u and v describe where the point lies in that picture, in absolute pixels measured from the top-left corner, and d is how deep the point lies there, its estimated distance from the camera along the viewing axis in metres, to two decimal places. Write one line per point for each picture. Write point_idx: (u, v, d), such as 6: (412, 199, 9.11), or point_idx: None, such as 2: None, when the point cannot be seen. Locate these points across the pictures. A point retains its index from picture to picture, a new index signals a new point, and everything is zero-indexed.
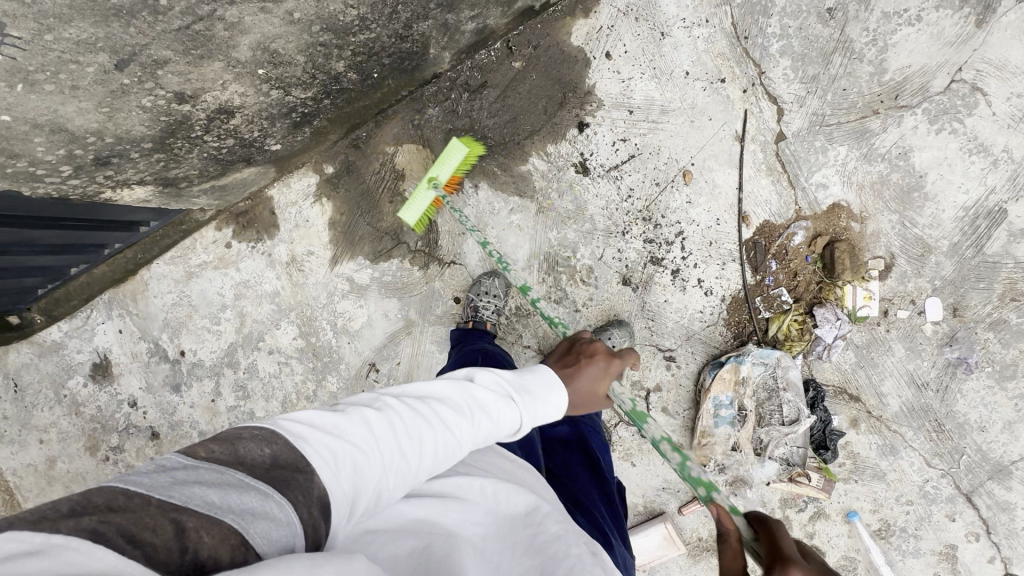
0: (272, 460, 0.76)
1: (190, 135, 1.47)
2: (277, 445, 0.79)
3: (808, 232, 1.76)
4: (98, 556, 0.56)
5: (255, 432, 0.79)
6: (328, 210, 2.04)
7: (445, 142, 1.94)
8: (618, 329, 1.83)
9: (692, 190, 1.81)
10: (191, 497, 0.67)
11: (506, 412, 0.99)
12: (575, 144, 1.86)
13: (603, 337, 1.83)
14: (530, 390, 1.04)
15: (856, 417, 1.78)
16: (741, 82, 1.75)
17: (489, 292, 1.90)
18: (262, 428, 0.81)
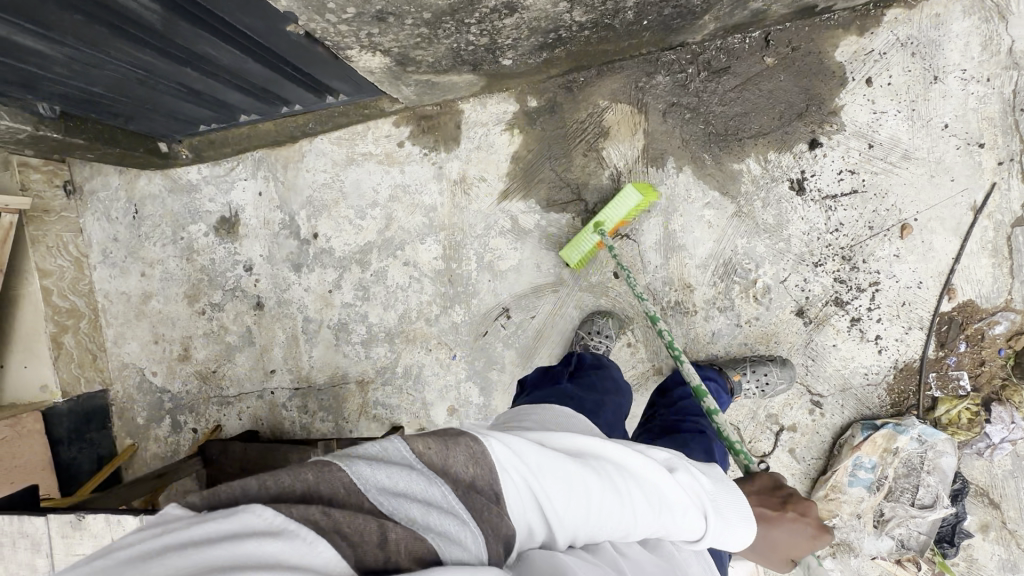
0: (467, 472, 0.75)
1: (463, 20, 1.39)
2: (484, 468, 0.77)
3: (1012, 325, 1.67)
4: (271, 520, 0.58)
5: (471, 444, 0.78)
6: (516, 143, 1.96)
7: (663, 114, 1.85)
8: (777, 370, 1.75)
9: (905, 245, 1.72)
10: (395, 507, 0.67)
11: (678, 503, 0.91)
12: (799, 160, 1.77)
13: (759, 373, 1.74)
14: (721, 508, 0.96)
15: (987, 523, 1.71)
16: (999, 153, 1.66)
17: (601, 331, 1.85)
18: (477, 440, 0.79)
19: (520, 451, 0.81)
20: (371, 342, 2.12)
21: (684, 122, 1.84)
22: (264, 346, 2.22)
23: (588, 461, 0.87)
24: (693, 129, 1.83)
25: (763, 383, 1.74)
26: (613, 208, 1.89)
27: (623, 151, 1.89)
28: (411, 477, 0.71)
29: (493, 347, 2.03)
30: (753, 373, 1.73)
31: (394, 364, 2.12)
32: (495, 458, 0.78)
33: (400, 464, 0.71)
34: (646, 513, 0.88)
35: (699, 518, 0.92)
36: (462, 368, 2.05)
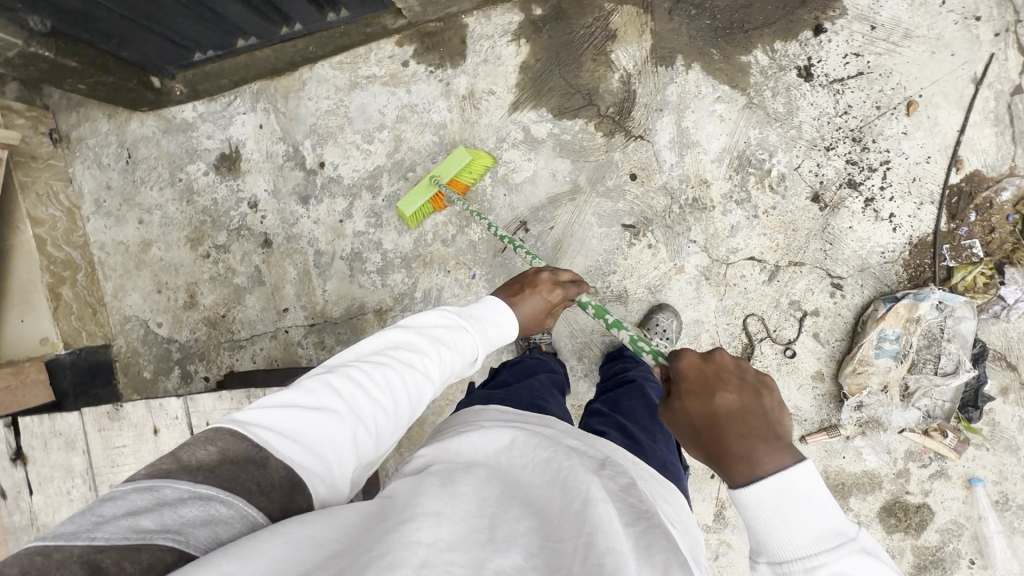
0: (208, 455, 0.73)
1: None
2: (238, 438, 0.75)
3: (1018, 190, 1.73)
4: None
5: (211, 432, 0.76)
6: (523, 53, 1.95)
7: (670, 12, 1.87)
8: (662, 314, 1.87)
9: (912, 122, 1.77)
10: (119, 530, 0.62)
11: (455, 348, 1.08)
12: (804, 47, 1.81)
13: (653, 327, 1.86)
14: (461, 326, 1.13)
15: (1007, 386, 1.77)
16: (995, 26, 1.72)
17: None
18: (217, 428, 0.78)
19: (268, 408, 0.82)
20: (387, 270, 2.09)
21: (691, 18, 1.86)
22: (275, 285, 2.16)
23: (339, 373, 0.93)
24: (700, 25, 1.85)
25: (664, 331, 1.85)
26: (444, 163, 1.93)
27: (631, 53, 1.89)
28: (139, 497, 0.66)
29: (513, 262, 2.01)
30: (651, 330, 1.86)
31: (411, 291, 2.09)
32: (251, 425, 0.78)
33: (116, 494, 0.66)
34: (417, 367, 0.99)
35: (447, 344, 1.07)
36: (481, 286, 2.03)
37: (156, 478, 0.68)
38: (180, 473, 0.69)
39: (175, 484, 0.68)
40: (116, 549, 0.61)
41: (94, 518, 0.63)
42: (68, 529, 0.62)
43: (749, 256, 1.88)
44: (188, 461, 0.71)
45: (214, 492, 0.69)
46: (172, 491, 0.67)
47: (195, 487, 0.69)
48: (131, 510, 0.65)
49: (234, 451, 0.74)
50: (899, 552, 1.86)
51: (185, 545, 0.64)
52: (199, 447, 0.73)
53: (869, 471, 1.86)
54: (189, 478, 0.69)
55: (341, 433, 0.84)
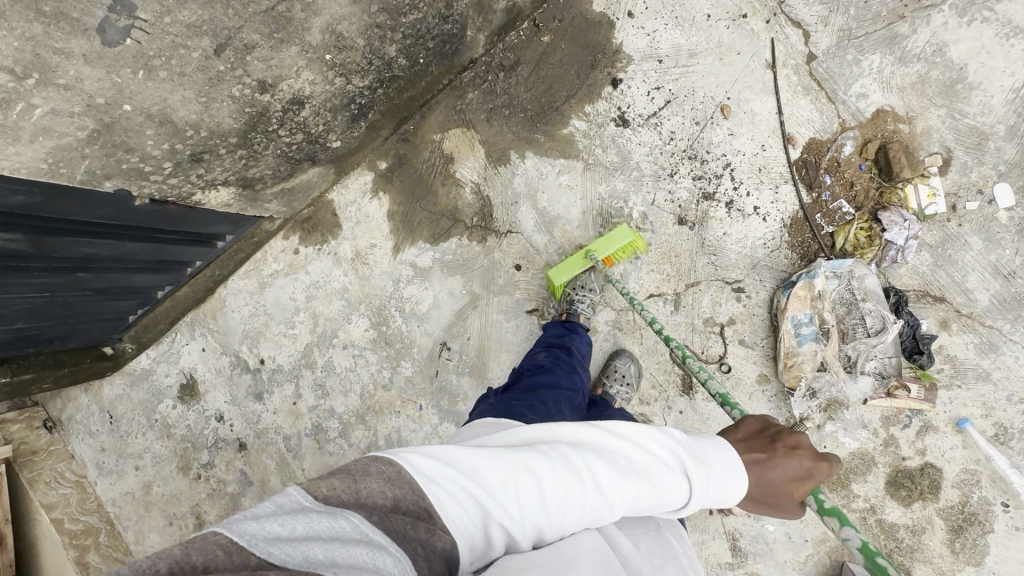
0: (386, 497, 0.77)
1: (267, 129, 1.62)
2: (404, 488, 0.80)
3: (857, 141, 1.77)
4: None
5: (384, 468, 0.81)
6: (386, 203, 2.17)
7: (489, 121, 2.06)
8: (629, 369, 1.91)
9: (733, 122, 1.87)
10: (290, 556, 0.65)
11: (671, 482, 0.93)
12: (610, 101, 1.96)
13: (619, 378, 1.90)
14: (704, 458, 0.96)
15: (945, 319, 1.73)
16: (763, 14, 1.84)
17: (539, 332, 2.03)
18: (390, 463, 0.83)
19: (439, 464, 0.85)
20: (348, 430, 2.23)
21: (507, 118, 2.04)
22: (262, 480, 2.33)
23: (514, 464, 0.88)
24: (516, 121, 2.04)
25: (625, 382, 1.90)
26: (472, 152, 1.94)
27: (472, 165, 2.08)
28: (312, 518, 0.70)
29: (449, 381, 2.13)
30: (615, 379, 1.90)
31: (376, 441, 2.21)
32: (414, 474, 0.82)
33: (296, 512, 0.70)
34: (611, 477, 0.90)
35: (673, 471, 0.94)
36: (431, 413, 2.14)
37: (335, 508, 0.73)
38: (359, 508, 0.74)
39: (353, 518, 0.73)
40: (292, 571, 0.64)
41: (278, 527, 0.68)
42: (238, 535, 0.65)
43: (649, 295, 1.93)
44: (366, 498, 0.76)
45: (385, 542, 0.73)
46: (348, 524, 0.71)
47: (367, 528, 0.72)
48: (308, 531, 0.68)
49: (406, 503, 0.79)
50: (927, 522, 1.75)
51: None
52: (377, 483, 0.78)
53: (858, 451, 1.79)
54: (364, 515, 0.74)
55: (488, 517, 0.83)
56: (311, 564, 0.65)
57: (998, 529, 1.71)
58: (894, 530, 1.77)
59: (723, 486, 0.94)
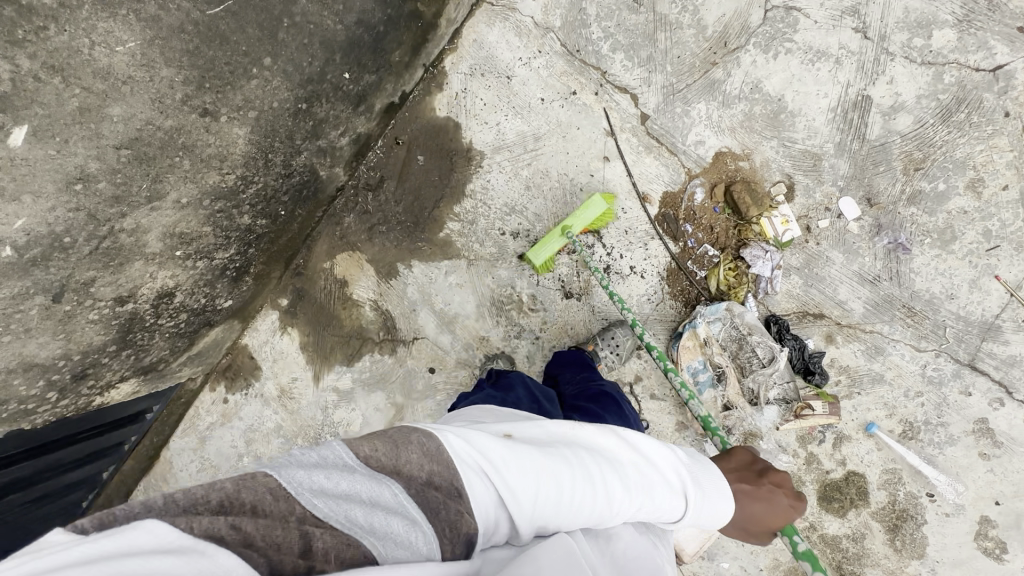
0: (422, 471, 0.75)
1: (145, 325, 1.67)
2: (439, 463, 0.78)
3: (705, 186, 1.85)
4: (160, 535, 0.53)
5: (424, 440, 0.79)
6: (296, 336, 2.19)
7: (370, 240, 2.12)
8: (620, 329, 1.91)
9: (590, 193, 1.94)
10: (332, 512, 0.66)
11: (669, 499, 0.92)
12: (475, 197, 2.02)
13: (607, 338, 1.90)
14: (701, 485, 0.98)
15: (829, 333, 1.79)
16: (591, 87, 1.92)
17: None
18: (429, 436, 0.80)
19: (469, 441, 0.82)
20: None
21: (386, 234, 2.10)
22: None
23: (528, 453, 0.83)
24: (395, 234, 2.10)
25: (616, 345, 1.90)
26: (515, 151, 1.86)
27: (366, 285, 2.14)
28: (356, 478, 0.70)
29: None
30: (603, 340, 1.90)
31: None
32: (449, 449, 0.80)
33: (342, 468, 0.71)
34: (620, 492, 0.86)
35: (678, 500, 0.93)
36: None
37: (377, 473, 0.73)
38: (394, 476, 0.73)
39: (389, 488, 0.72)
40: (330, 532, 0.64)
41: (324, 480, 0.69)
42: (290, 482, 0.66)
43: None
44: (405, 468, 0.75)
45: (417, 516, 0.71)
46: (389, 493, 0.71)
47: (403, 500, 0.72)
48: (351, 491, 0.69)
49: (439, 476, 0.76)
50: (866, 527, 1.80)
51: (379, 556, 0.65)
52: (415, 455, 0.77)
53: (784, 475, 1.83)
54: (403, 486, 0.73)
55: (465, 478, 0.77)
56: (351, 531, 0.65)
57: (931, 519, 1.76)
58: (838, 543, 1.81)
59: (710, 507, 0.97)
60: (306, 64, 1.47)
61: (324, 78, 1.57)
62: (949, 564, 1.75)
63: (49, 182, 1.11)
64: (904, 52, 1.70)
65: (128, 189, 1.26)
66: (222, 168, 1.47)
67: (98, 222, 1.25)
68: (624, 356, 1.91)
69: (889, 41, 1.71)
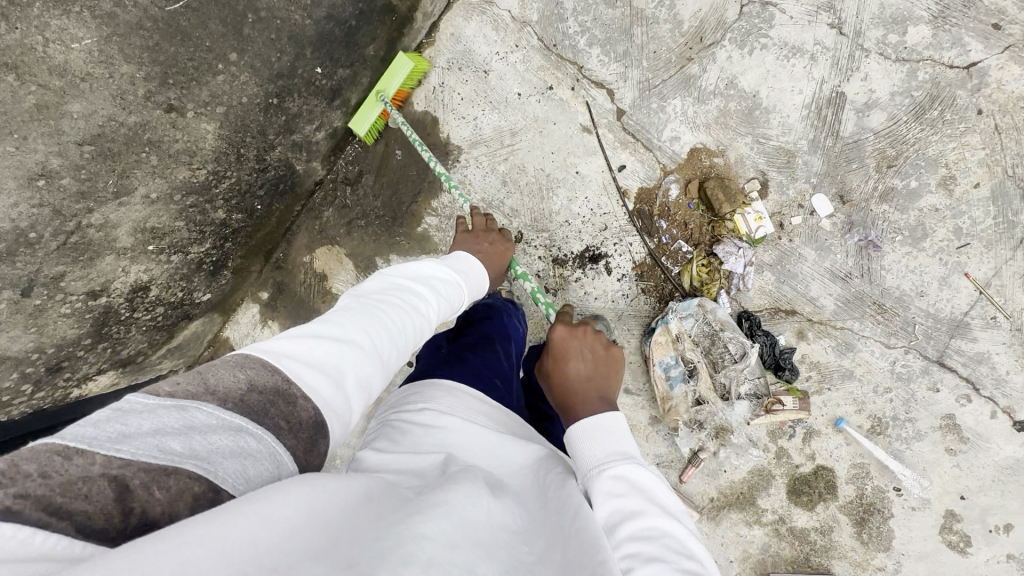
0: (239, 381, 0.66)
1: (121, 318, 1.69)
2: (255, 371, 0.68)
3: (680, 182, 1.85)
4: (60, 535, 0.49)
5: (240, 360, 0.70)
6: (277, 329, 2.20)
7: (349, 234, 2.12)
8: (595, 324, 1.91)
9: (567, 188, 1.94)
10: (142, 448, 0.56)
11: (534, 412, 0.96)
12: (453, 192, 2.03)
13: None
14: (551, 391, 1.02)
15: (801, 329, 1.80)
16: (567, 82, 1.91)
17: None
18: (245, 355, 0.71)
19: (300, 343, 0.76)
20: None
21: (364, 228, 2.11)
22: None
23: (366, 329, 0.84)
24: (373, 228, 2.10)
25: None
26: (389, 76, 1.84)
27: (345, 279, 2.14)
28: (161, 414, 0.60)
29: None
30: None
31: None
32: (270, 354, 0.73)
33: (140, 409, 0.59)
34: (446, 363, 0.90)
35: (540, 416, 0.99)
36: None
37: (182, 401, 0.62)
38: (208, 398, 0.63)
39: (202, 409, 0.62)
40: (145, 466, 0.55)
41: (122, 425, 0.57)
42: (74, 437, 0.55)
43: None
44: (220, 386, 0.65)
45: (245, 424, 0.64)
46: (202, 414, 0.62)
47: (224, 416, 0.63)
48: (159, 427, 0.59)
49: (265, 382, 0.67)
50: (833, 520, 1.82)
51: (216, 474, 0.58)
52: (227, 373, 0.67)
53: (754, 468, 1.86)
54: (220, 405, 0.63)
55: (353, 378, 0.76)
56: (170, 459, 0.57)
57: (898, 513, 1.78)
58: (806, 534, 1.84)
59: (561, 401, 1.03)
60: (274, 59, 1.47)
61: (294, 73, 1.56)
62: (914, 557, 1.78)
63: (10, 177, 1.13)
64: (879, 49, 1.70)
65: (93, 185, 1.27)
66: (192, 163, 1.47)
67: (64, 217, 1.26)
68: None
69: (864, 37, 1.70)
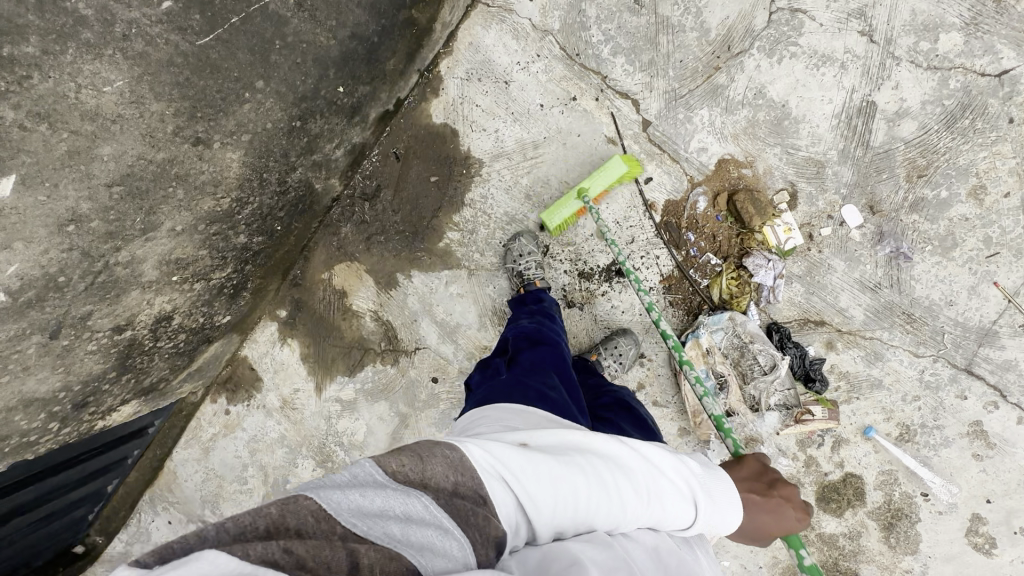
0: (449, 480, 0.75)
1: (144, 349, 1.64)
2: (466, 474, 0.76)
3: (708, 195, 1.83)
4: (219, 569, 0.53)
5: (448, 454, 0.78)
6: (297, 348, 2.13)
7: (368, 250, 2.07)
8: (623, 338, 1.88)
9: (592, 201, 1.90)
10: (370, 528, 0.65)
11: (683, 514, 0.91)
12: (475, 206, 2.00)
13: (609, 346, 1.88)
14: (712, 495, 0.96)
15: (830, 339, 1.81)
16: (591, 93, 1.87)
17: None
18: (454, 449, 0.79)
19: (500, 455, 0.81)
20: None
21: (384, 244, 2.06)
22: None
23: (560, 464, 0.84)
24: (393, 244, 2.05)
25: (619, 354, 1.87)
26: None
27: (365, 296, 2.09)
28: (388, 494, 0.70)
29: None
30: (606, 348, 1.87)
31: None
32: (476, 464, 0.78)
33: (373, 486, 0.70)
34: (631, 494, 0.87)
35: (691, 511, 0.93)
36: None
37: (404, 488, 0.72)
38: (420, 489, 0.72)
39: (416, 501, 0.71)
40: (373, 548, 0.64)
41: (359, 499, 0.68)
42: (328, 503, 0.66)
43: None
44: (433, 480, 0.74)
45: (448, 524, 0.70)
46: (416, 506, 0.70)
47: (433, 512, 0.70)
48: (383, 507, 0.69)
49: (468, 488, 0.75)
50: (862, 526, 1.85)
51: (421, 567, 0.65)
52: (443, 469, 0.76)
53: (784, 478, 1.87)
54: (431, 497, 0.72)
55: (534, 508, 0.78)
56: (390, 545, 0.65)
57: (925, 517, 1.82)
58: (835, 540, 1.87)
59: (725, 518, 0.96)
60: (299, 83, 1.44)
61: (318, 94, 1.52)
62: (940, 559, 1.82)
63: (41, 227, 1.10)
64: (910, 56, 1.68)
65: (122, 225, 1.24)
66: (217, 193, 1.42)
67: (92, 258, 1.22)
68: (627, 364, 1.89)
69: (895, 45, 1.68)
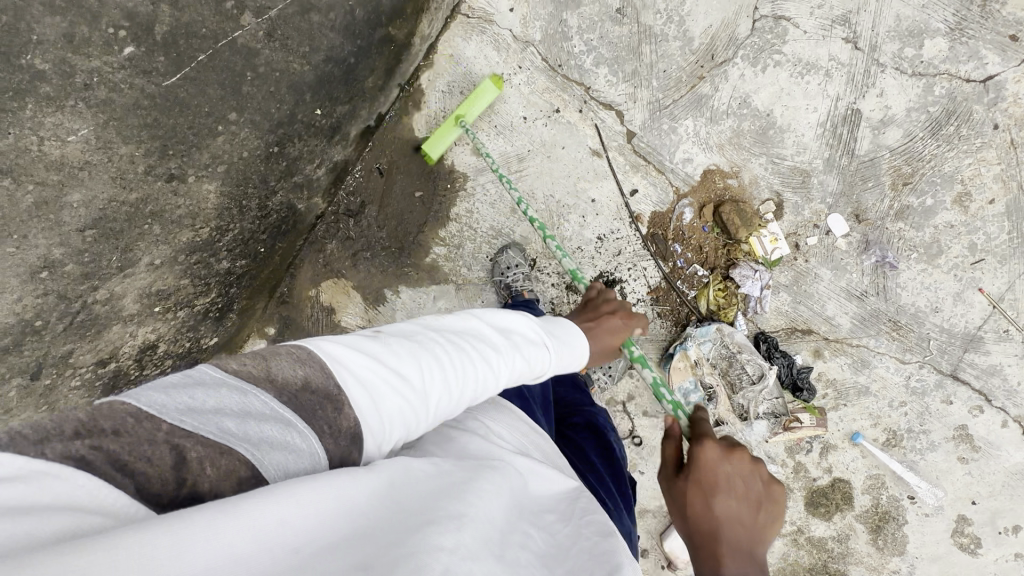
0: (297, 374, 0.66)
1: (131, 379, 1.62)
2: (314, 366, 0.67)
3: (694, 206, 1.82)
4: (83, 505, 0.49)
5: (293, 351, 0.69)
6: None
7: (355, 267, 2.04)
8: None
9: (579, 213, 1.88)
10: (202, 425, 0.57)
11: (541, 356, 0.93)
12: (460, 221, 1.98)
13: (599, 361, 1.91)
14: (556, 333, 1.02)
15: (817, 348, 1.81)
16: (575, 105, 1.85)
17: None
18: (299, 347, 0.70)
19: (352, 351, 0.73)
20: None
21: (370, 260, 2.03)
22: None
23: (416, 354, 0.77)
24: (379, 260, 2.03)
25: (608, 368, 1.90)
26: (473, 100, 1.80)
27: (354, 312, 2.08)
28: (223, 393, 0.61)
29: None
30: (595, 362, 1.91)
31: None
32: (322, 354, 0.69)
33: (208, 384, 0.61)
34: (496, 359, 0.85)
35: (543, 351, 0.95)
36: None
37: (241, 383, 0.63)
38: (268, 385, 0.63)
39: (261, 397, 0.62)
40: (201, 442, 0.56)
41: (188, 399, 0.58)
42: (147, 404, 0.57)
43: None
44: (281, 378, 0.65)
45: (294, 419, 0.63)
46: (259, 402, 0.62)
47: (279, 408, 0.63)
48: (221, 406, 0.60)
49: (320, 380, 0.67)
50: (850, 529, 1.87)
51: (258, 462, 0.59)
52: (290, 365, 0.67)
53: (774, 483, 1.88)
54: (276, 394, 0.63)
55: (401, 404, 0.71)
56: (224, 441, 0.57)
57: (912, 519, 1.84)
58: (824, 544, 1.89)
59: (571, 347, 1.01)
60: (274, 110, 1.41)
61: (294, 119, 1.49)
62: (927, 559, 1.85)
63: (12, 276, 1.10)
64: (895, 63, 1.66)
65: (98, 265, 1.24)
66: (195, 224, 1.40)
67: (69, 299, 1.23)
68: (616, 376, 1.92)
69: (880, 52, 1.66)
